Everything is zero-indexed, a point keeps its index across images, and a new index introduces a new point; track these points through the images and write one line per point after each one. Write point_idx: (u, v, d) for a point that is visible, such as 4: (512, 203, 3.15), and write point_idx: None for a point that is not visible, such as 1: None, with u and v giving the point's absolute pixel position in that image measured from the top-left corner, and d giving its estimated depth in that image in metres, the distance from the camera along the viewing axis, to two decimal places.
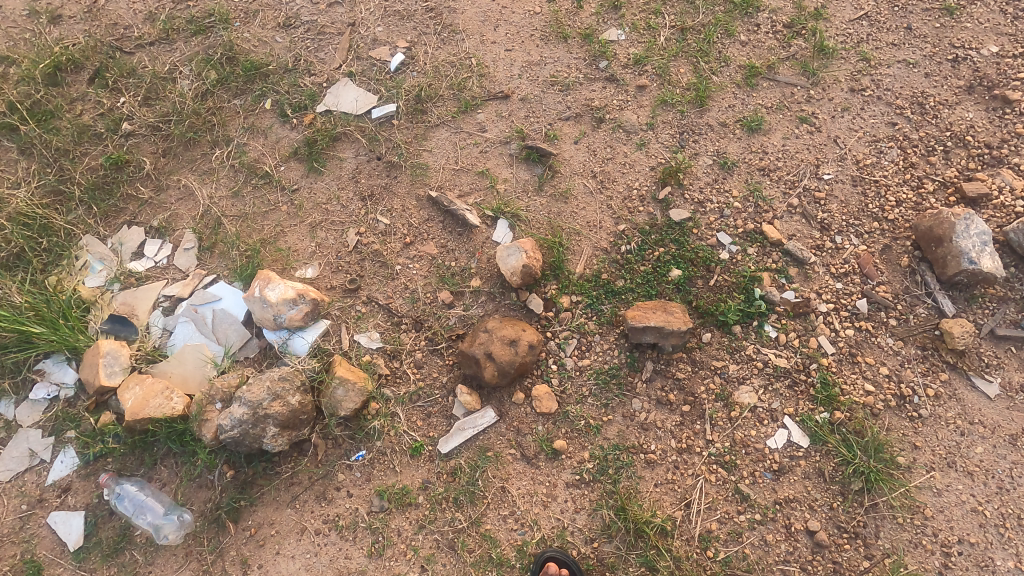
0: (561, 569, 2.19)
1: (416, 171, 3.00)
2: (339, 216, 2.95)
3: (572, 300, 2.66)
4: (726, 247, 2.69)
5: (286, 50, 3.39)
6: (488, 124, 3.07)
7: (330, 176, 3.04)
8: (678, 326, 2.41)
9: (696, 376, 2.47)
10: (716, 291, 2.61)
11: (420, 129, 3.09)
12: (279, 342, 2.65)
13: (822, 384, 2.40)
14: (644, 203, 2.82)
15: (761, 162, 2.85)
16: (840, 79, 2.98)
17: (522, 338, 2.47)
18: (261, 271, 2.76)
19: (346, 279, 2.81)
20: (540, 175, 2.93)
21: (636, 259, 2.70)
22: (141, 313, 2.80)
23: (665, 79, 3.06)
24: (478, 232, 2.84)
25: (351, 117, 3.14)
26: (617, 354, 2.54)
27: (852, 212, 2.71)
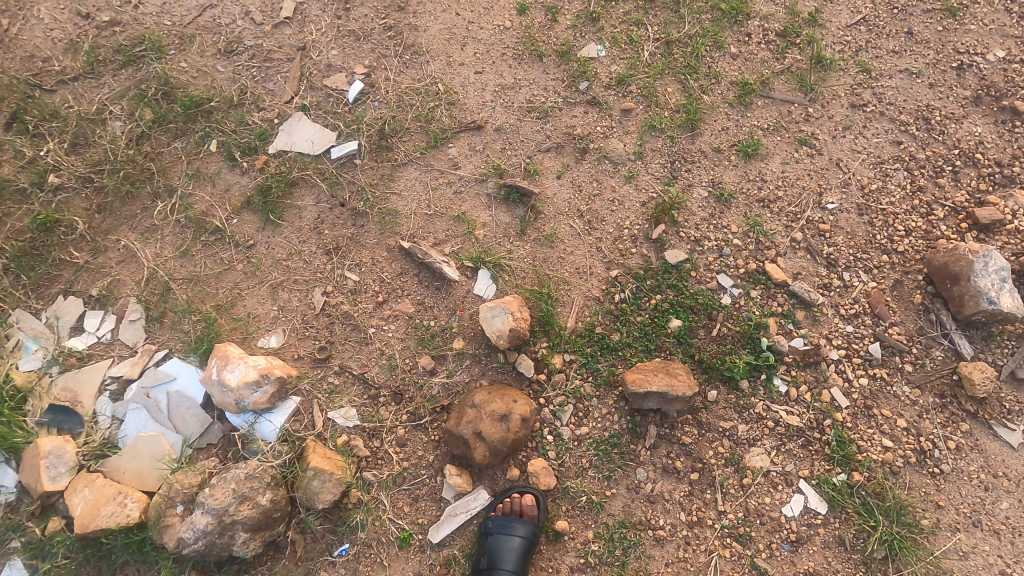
0: None
1: (385, 219, 2.71)
2: (302, 274, 2.66)
3: (564, 360, 2.44)
4: (727, 290, 2.48)
5: (230, 80, 3.01)
6: (461, 160, 2.78)
7: (289, 228, 2.73)
8: (683, 391, 2.22)
9: (703, 440, 2.30)
10: (719, 341, 2.41)
11: (386, 169, 2.79)
12: (245, 426, 2.40)
13: (838, 443, 2.25)
14: (637, 244, 2.59)
15: (761, 192, 2.62)
16: (840, 93, 2.74)
17: (513, 412, 2.26)
18: (219, 345, 2.47)
19: (315, 347, 2.54)
20: (522, 217, 2.67)
21: (631, 309, 2.48)
22: (85, 399, 2.50)
23: (652, 101, 2.79)
24: (458, 285, 2.58)
25: (307, 158, 2.81)
26: (617, 419, 2.34)
27: (860, 244, 2.51)
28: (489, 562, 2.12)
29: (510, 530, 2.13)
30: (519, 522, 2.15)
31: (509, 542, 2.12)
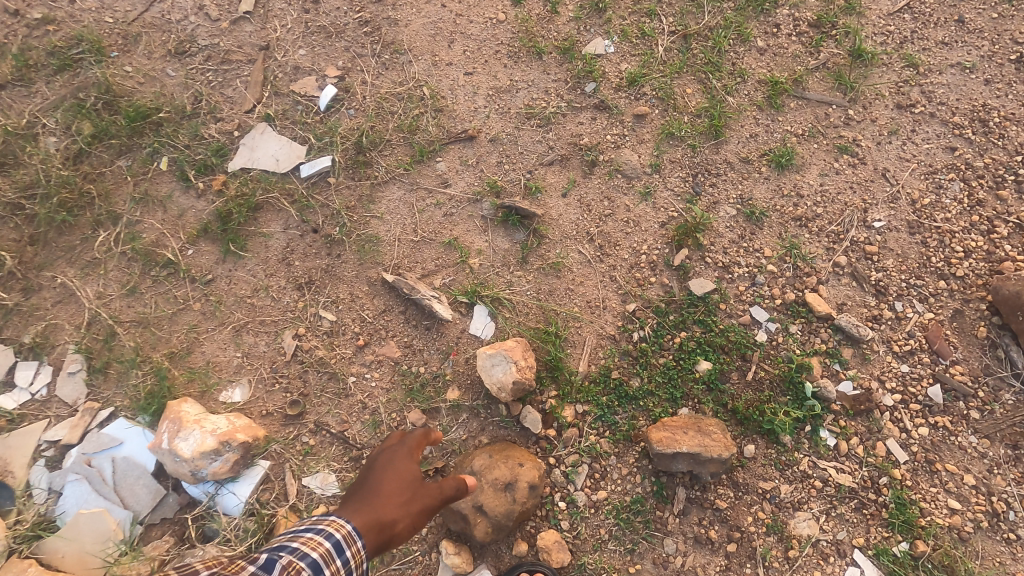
0: None
1: (365, 247, 2.35)
2: (270, 313, 2.30)
3: (577, 411, 2.10)
4: (762, 325, 2.16)
5: (182, 86, 2.60)
6: (451, 176, 2.42)
7: (254, 260, 2.36)
8: (718, 453, 1.89)
9: (741, 504, 1.98)
10: (756, 386, 2.08)
11: (365, 188, 2.42)
12: (205, 498, 2.07)
13: (897, 506, 1.93)
14: (656, 272, 2.25)
15: (797, 209, 2.28)
16: (884, 92, 2.39)
17: (519, 480, 1.92)
18: (171, 404, 2.10)
19: (286, 401, 2.20)
20: (523, 242, 2.32)
21: (653, 350, 2.14)
22: (16, 470, 2.13)
23: (670, 104, 2.43)
24: (452, 325, 2.25)
25: (273, 177, 2.43)
26: (639, 481, 2.02)
27: (913, 268, 2.18)
28: None
29: None
30: None
31: None
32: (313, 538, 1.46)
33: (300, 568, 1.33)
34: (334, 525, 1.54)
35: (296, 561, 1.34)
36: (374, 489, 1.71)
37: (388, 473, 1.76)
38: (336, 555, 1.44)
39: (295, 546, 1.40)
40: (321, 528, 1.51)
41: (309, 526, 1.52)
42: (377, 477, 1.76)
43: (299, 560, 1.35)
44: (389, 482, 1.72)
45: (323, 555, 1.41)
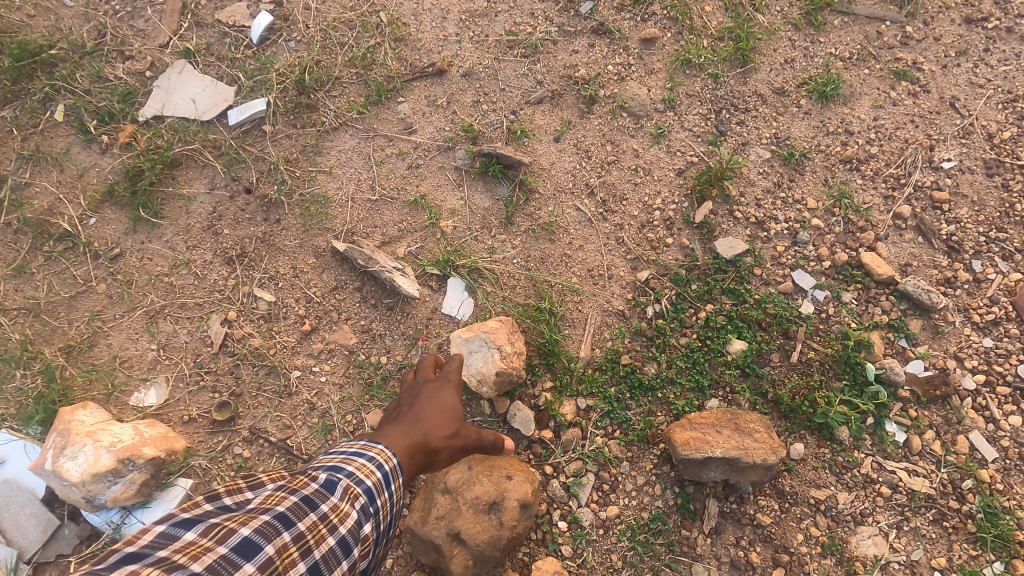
0: None
1: (310, 209, 1.89)
2: (193, 295, 1.84)
3: (578, 407, 1.67)
4: (808, 293, 1.73)
5: (81, 17, 2.07)
6: (417, 120, 1.95)
7: (172, 228, 1.89)
8: (762, 458, 1.47)
9: (788, 518, 1.57)
10: (803, 370, 1.66)
11: (309, 137, 1.94)
12: (109, 529, 1.62)
13: (988, 517, 1.51)
14: (673, 232, 1.81)
15: (845, 149, 1.84)
16: (949, 4, 1.93)
17: (507, 498, 1.49)
18: (62, 413, 1.65)
19: (213, 404, 1.75)
20: (507, 199, 1.87)
21: (672, 327, 1.71)
22: None
23: (685, 26, 1.96)
24: (421, 303, 1.80)
25: (193, 125, 1.94)
26: (660, 492, 1.60)
27: (992, 219, 1.75)
28: None
29: None
30: None
31: None
32: (368, 461, 1.25)
33: (351, 500, 1.16)
34: (384, 450, 1.31)
35: (350, 490, 1.16)
36: (412, 416, 1.47)
37: (429, 401, 1.51)
38: (387, 486, 1.25)
39: (350, 468, 1.21)
40: (374, 452, 1.28)
41: (361, 447, 1.30)
42: (414, 403, 1.52)
43: (354, 488, 1.17)
44: (429, 410, 1.48)
45: (376, 486, 1.22)
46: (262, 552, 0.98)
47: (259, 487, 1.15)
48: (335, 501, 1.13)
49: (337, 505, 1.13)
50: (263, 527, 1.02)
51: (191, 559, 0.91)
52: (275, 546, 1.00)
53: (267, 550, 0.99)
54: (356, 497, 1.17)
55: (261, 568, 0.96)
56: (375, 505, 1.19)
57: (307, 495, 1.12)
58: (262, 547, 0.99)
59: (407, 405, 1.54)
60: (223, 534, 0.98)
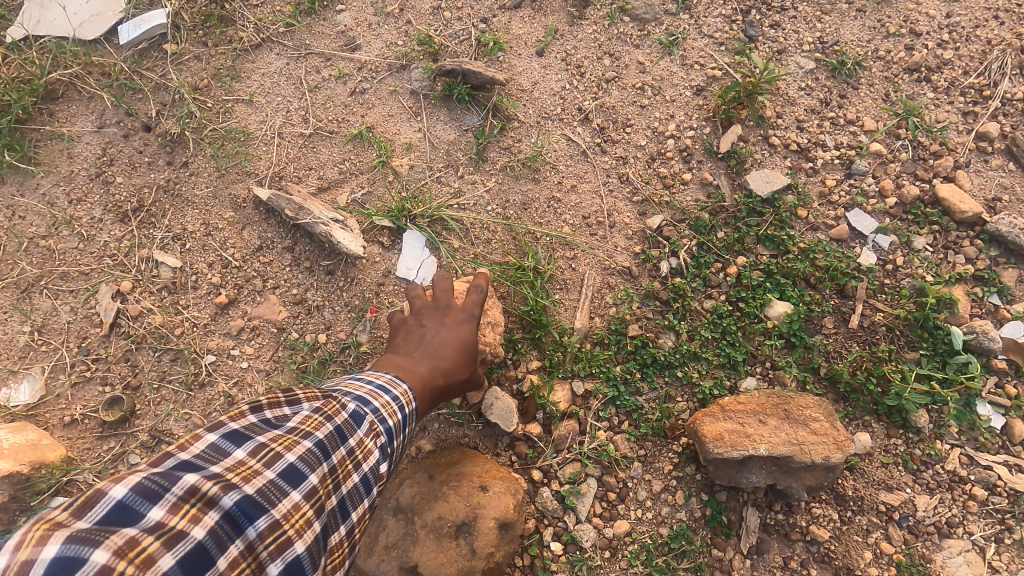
0: None
1: (225, 148, 1.47)
2: (78, 261, 1.44)
3: (575, 393, 1.28)
4: (868, 239, 1.33)
5: None
6: (361, 34, 1.53)
7: (49, 178, 1.48)
8: (823, 456, 1.09)
9: (851, 531, 1.19)
10: (866, 337, 1.27)
11: (222, 58, 1.52)
12: None
13: None
14: (691, 165, 1.41)
15: (911, 55, 1.43)
16: None
17: (481, 518, 1.10)
18: None
19: (102, 400, 1.35)
20: (478, 128, 1.45)
21: (693, 287, 1.32)
22: None
23: None
24: (368, 265, 1.40)
25: (74, 46, 1.52)
26: (683, 501, 1.22)
27: None
28: None
29: None
30: None
31: None
32: (393, 400, 0.91)
33: (376, 438, 0.85)
34: (408, 391, 0.96)
35: (378, 427, 0.85)
36: (428, 348, 1.06)
37: (450, 331, 1.10)
38: (406, 428, 0.92)
39: (377, 403, 0.88)
40: (399, 391, 0.93)
41: (387, 382, 0.94)
42: (427, 328, 1.11)
43: (380, 426, 0.86)
44: (450, 344, 1.08)
45: (398, 426, 0.90)
46: (307, 481, 0.75)
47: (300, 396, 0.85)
48: (362, 437, 0.83)
49: (365, 442, 0.83)
50: (309, 453, 0.76)
51: (244, 481, 0.70)
52: (321, 476, 0.77)
53: (314, 480, 0.75)
54: (379, 435, 0.86)
55: (308, 498, 0.74)
56: (394, 447, 0.88)
57: (346, 422, 0.83)
58: (308, 476, 0.75)
59: (417, 326, 1.12)
60: (269, 454, 0.74)
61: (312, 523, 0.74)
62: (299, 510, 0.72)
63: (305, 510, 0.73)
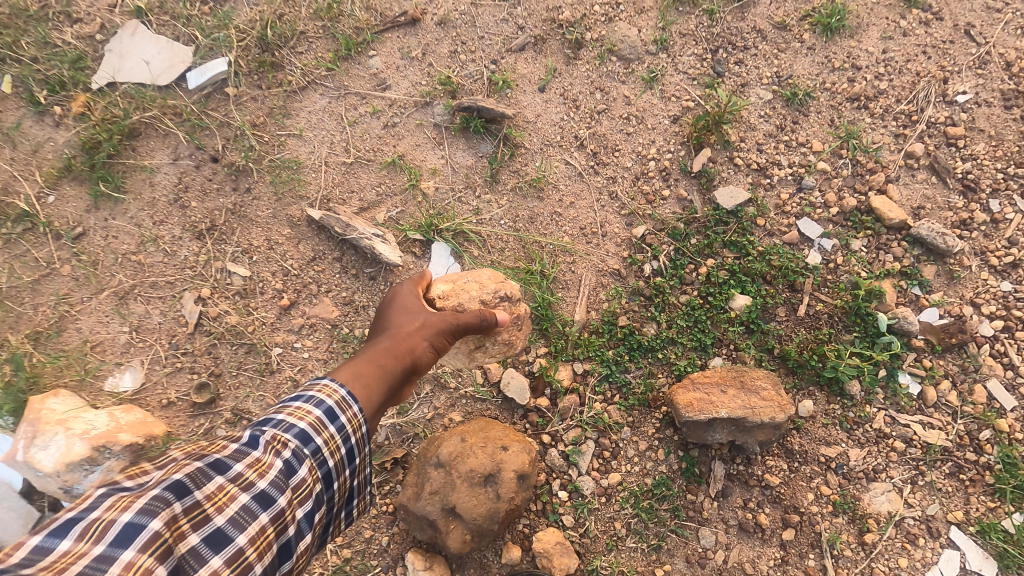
0: None
1: (282, 176, 1.77)
2: (164, 273, 1.74)
3: (575, 373, 1.59)
4: (815, 243, 1.62)
5: None
6: (390, 75, 1.81)
7: (137, 204, 1.78)
8: (770, 416, 1.40)
9: (798, 478, 1.49)
10: (810, 323, 1.57)
11: (275, 98, 1.81)
12: None
13: (1006, 468, 1.45)
14: (670, 183, 1.69)
15: (852, 86, 1.71)
16: None
17: (504, 470, 1.41)
18: (32, 401, 1.57)
19: (192, 385, 1.66)
20: (491, 155, 1.74)
21: (671, 285, 1.61)
22: None
23: None
24: (404, 271, 1.70)
25: (151, 91, 1.81)
26: (663, 457, 1.52)
27: (1010, 154, 1.64)
28: None
29: None
30: None
31: None
32: (305, 403, 1.01)
33: (283, 446, 0.94)
34: (329, 385, 1.07)
35: (280, 435, 0.95)
36: (381, 330, 1.33)
37: (391, 310, 1.37)
38: (332, 422, 1.02)
39: (282, 414, 0.99)
40: (315, 388, 1.05)
41: (299, 391, 1.05)
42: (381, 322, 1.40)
43: (284, 436, 0.95)
44: (391, 319, 1.33)
45: (314, 426, 0.99)
46: (147, 530, 0.74)
47: (166, 461, 0.89)
48: (256, 458, 0.91)
49: (260, 460, 0.91)
50: (150, 504, 0.77)
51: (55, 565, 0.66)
52: (166, 520, 0.77)
53: (156, 527, 0.75)
54: (281, 448, 0.94)
55: (145, 549, 0.72)
56: (311, 447, 0.97)
57: (214, 463, 0.88)
58: (149, 525, 0.75)
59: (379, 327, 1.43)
60: (102, 524, 0.72)
61: (153, 570, 0.71)
62: (136, 562, 0.70)
63: (144, 560, 0.71)
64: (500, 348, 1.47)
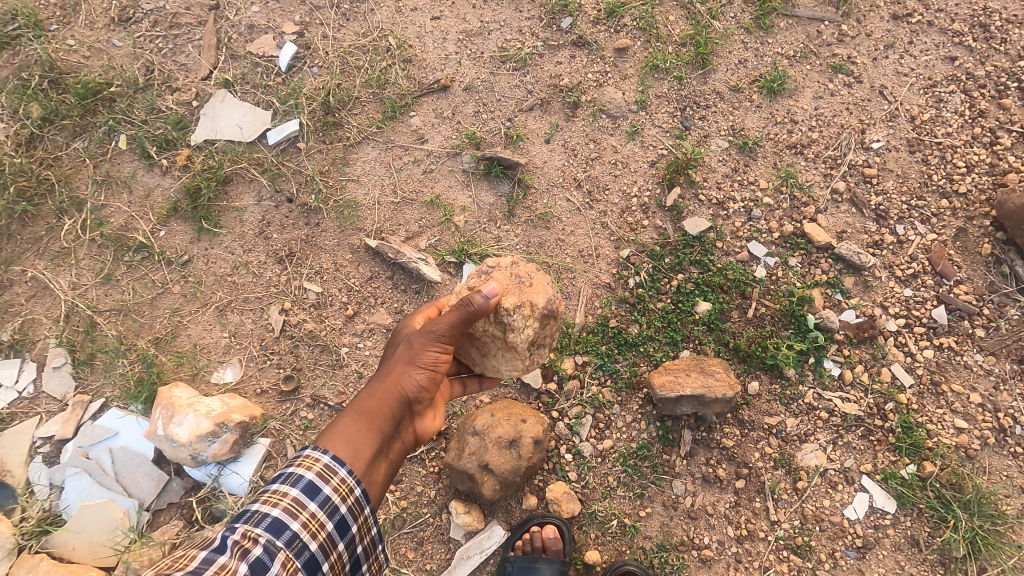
0: None
1: (344, 213, 2.25)
2: (254, 290, 2.22)
3: (576, 363, 2.06)
4: (761, 260, 2.09)
5: (131, 57, 2.43)
6: (427, 131, 2.29)
7: (230, 236, 2.26)
8: (722, 392, 1.86)
9: (747, 441, 1.96)
10: (757, 323, 2.03)
11: (337, 151, 2.29)
12: (210, 480, 2.02)
13: (903, 430, 1.92)
14: (649, 215, 2.17)
15: (791, 137, 2.18)
16: (878, 3, 2.26)
17: (524, 436, 1.87)
18: (162, 390, 2.06)
19: (280, 377, 2.14)
20: (508, 194, 2.22)
21: (650, 295, 2.08)
22: (15, 468, 2.11)
23: (652, 34, 2.29)
24: (442, 286, 2.17)
25: (240, 147, 2.30)
26: (644, 427, 1.99)
27: (913, 189, 2.10)
28: None
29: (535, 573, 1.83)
30: (546, 563, 1.84)
31: None
32: (281, 488, 1.27)
33: (255, 541, 1.18)
34: (306, 463, 1.32)
35: (249, 534, 1.18)
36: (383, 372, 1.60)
37: (389, 352, 1.63)
38: (310, 501, 1.27)
39: (259, 505, 1.24)
40: (294, 467, 1.31)
41: (279, 475, 1.31)
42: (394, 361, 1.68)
43: (254, 530, 1.19)
44: (385, 361, 1.59)
45: (288, 511, 1.25)
46: None
47: None
48: (228, 560, 1.13)
49: (226, 565, 1.12)
50: None
51: None
52: None
53: None
54: (254, 545, 1.17)
55: None
56: (286, 533, 1.22)
57: None
58: None
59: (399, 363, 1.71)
60: None
61: None
62: None
63: None
64: (520, 315, 1.49)
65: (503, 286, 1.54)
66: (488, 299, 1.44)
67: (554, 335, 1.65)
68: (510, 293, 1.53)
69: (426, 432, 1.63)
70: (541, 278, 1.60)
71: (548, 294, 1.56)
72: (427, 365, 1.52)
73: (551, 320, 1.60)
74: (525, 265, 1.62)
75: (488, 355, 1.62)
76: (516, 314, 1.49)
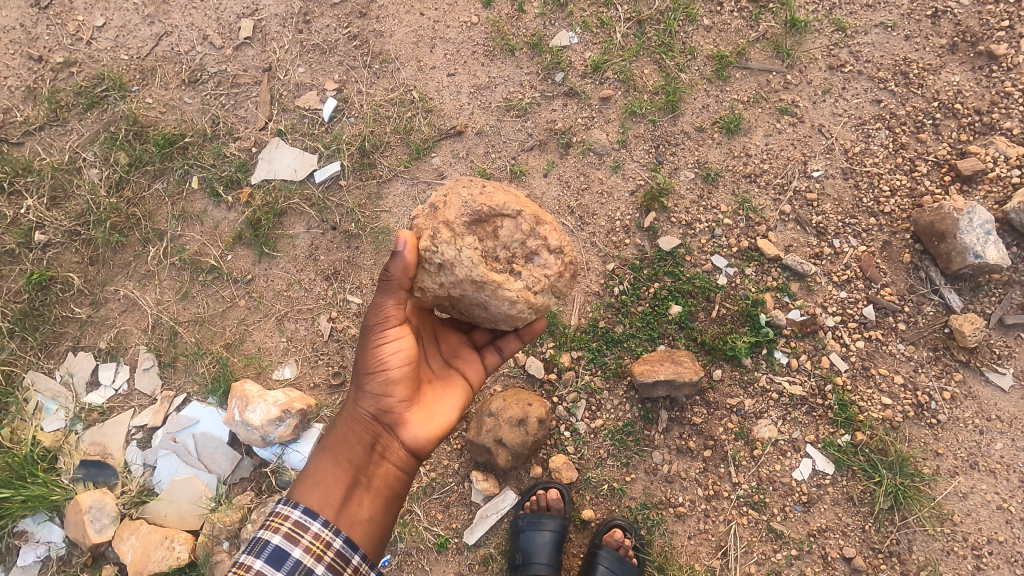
0: (625, 538, 2.31)
1: (379, 238, 2.73)
2: (306, 303, 2.70)
3: (572, 357, 2.52)
4: (722, 271, 2.54)
5: (200, 112, 2.94)
6: (446, 169, 2.78)
7: (285, 259, 2.75)
8: (689, 378, 2.31)
9: (713, 418, 2.40)
10: (720, 322, 2.48)
11: (372, 186, 2.78)
12: (275, 458, 2.48)
13: (840, 406, 2.36)
14: (630, 235, 2.63)
15: (746, 168, 2.65)
16: (817, 56, 2.74)
17: (530, 416, 2.32)
18: (236, 384, 2.54)
19: (329, 373, 2.61)
20: None
21: (632, 300, 2.54)
22: (115, 451, 2.59)
23: (630, 86, 2.77)
24: None
25: (292, 185, 2.79)
26: (629, 408, 2.44)
27: (847, 210, 2.56)
28: (525, 558, 2.30)
29: (540, 526, 2.29)
30: (549, 518, 2.30)
31: (540, 536, 2.29)
32: (249, 555, 1.54)
33: None
34: (275, 528, 1.58)
35: None
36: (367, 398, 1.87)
37: None
38: (282, 563, 1.52)
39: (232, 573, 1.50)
40: (261, 533, 1.57)
41: (253, 542, 1.57)
42: None
43: None
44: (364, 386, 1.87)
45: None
46: None
47: None
48: None
49: None
50: None
51: None
52: None
53: None
54: None
55: None
56: None
57: None
58: None
59: None
60: None
61: None
62: None
63: None
64: (442, 238, 1.64)
65: (421, 227, 1.71)
66: (402, 248, 1.59)
67: (523, 233, 1.73)
68: (428, 225, 1.69)
69: (420, 436, 1.80)
70: (454, 194, 1.72)
71: (462, 203, 1.69)
72: (377, 377, 1.74)
73: (485, 224, 1.69)
74: (442, 190, 1.77)
75: (487, 302, 1.71)
76: (439, 244, 1.64)
